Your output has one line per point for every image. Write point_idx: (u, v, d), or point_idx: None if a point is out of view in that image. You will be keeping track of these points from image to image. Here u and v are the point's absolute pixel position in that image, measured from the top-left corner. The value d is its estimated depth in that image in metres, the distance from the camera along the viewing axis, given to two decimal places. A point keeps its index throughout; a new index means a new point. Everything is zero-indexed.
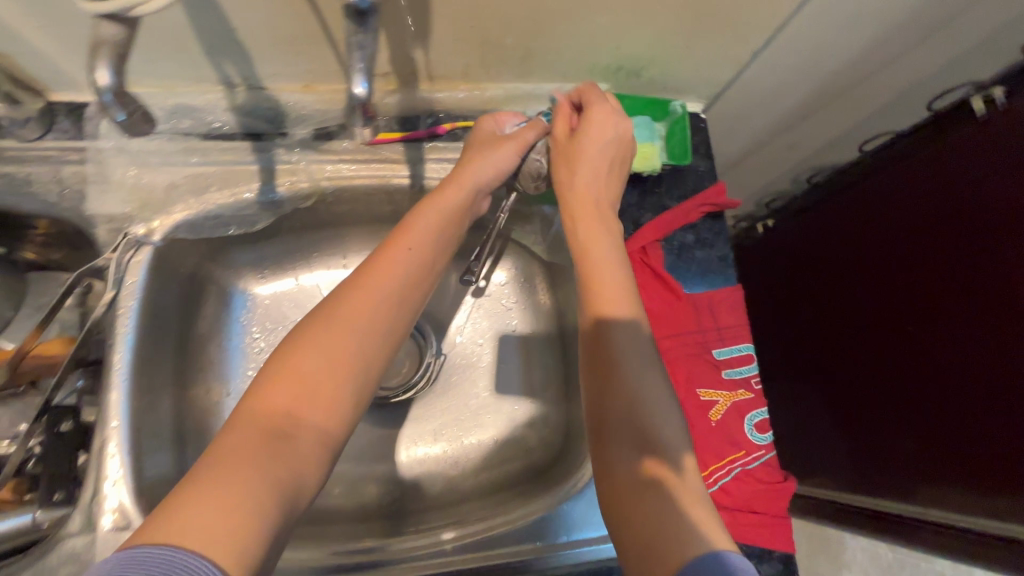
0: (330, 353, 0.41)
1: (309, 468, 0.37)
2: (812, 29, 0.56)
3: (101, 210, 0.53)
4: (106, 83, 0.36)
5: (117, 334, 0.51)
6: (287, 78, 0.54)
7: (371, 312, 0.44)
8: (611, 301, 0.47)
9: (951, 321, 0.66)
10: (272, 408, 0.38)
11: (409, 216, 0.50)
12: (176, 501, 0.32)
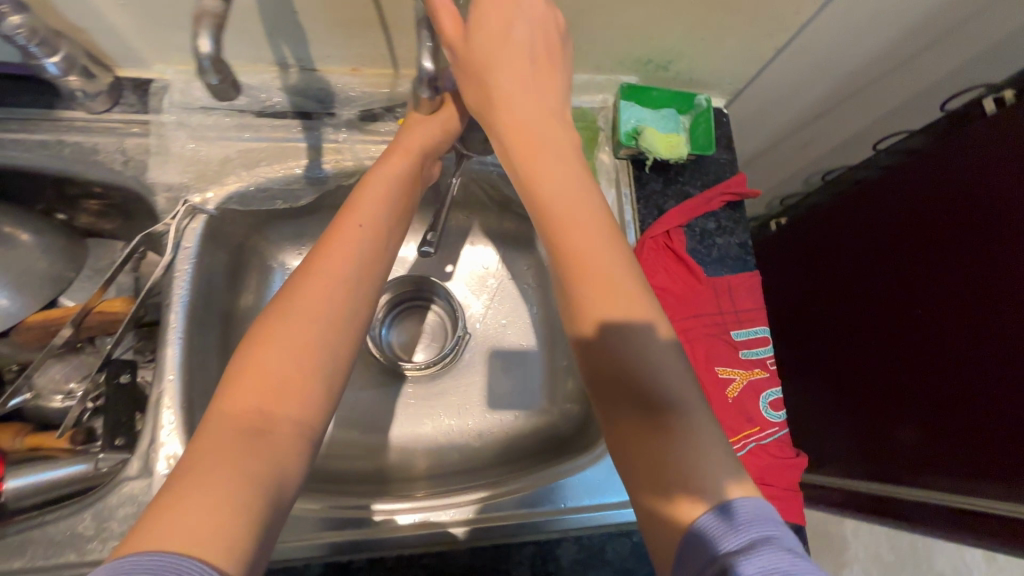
0: (293, 346, 0.38)
1: (292, 460, 0.35)
2: (835, 28, 0.60)
3: (160, 179, 0.57)
4: (209, 50, 0.38)
5: (173, 295, 0.55)
6: (337, 61, 0.58)
7: (330, 288, 0.42)
8: (578, 250, 0.37)
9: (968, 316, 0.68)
10: (241, 409, 0.35)
11: (354, 196, 0.49)
12: (152, 519, 0.30)
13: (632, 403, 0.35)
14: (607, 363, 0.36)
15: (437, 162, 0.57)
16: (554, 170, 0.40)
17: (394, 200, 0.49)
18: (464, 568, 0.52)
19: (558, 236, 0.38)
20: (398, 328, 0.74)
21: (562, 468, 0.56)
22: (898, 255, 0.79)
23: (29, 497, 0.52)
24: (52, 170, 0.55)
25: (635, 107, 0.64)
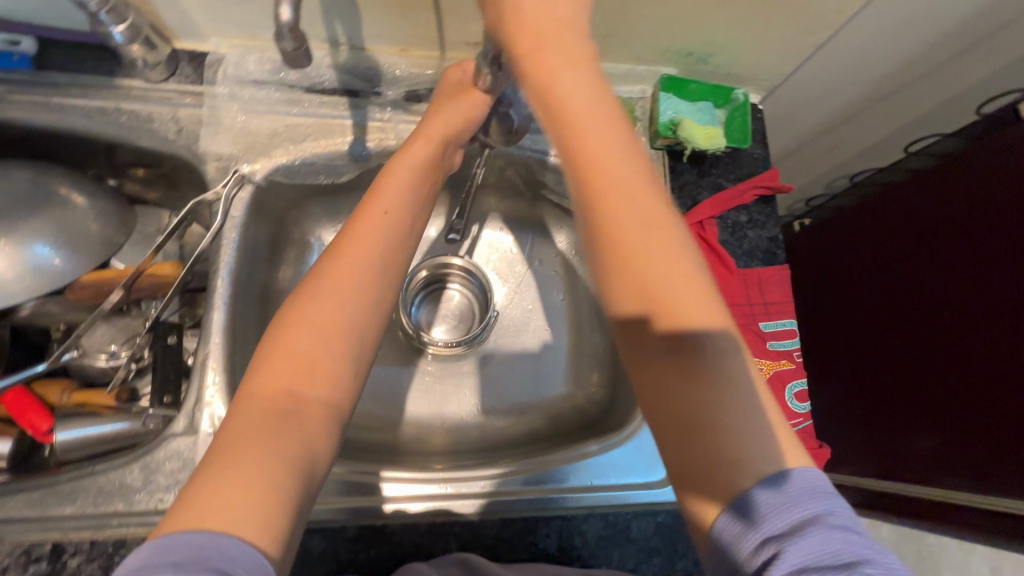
0: (321, 328, 0.39)
1: (321, 440, 0.37)
2: (875, 28, 0.61)
3: (211, 149, 0.59)
4: (290, 17, 0.41)
5: (219, 262, 0.57)
6: (387, 41, 0.59)
7: (355, 272, 0.42)
8: (615, 211, 0.35)
9: (968, 328, 0.67)
10: (272, 390, 0.37)
11: (379, 181, 0.49)
12: (190, 495, 0.31)
13: (668, 367, 0.34)
14: (648, 352, 0.35)
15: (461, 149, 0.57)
16: (608, 143, 0.36)
17: (416, 186, 0.50)
18: (494, 538, 0.53)
19: (612, 221, 0.35)
20: (426, 306, 0.76)
21: (583, 450, 0.58)
22: (904, 260, 0.77)
23: (73, 451, 0.54)
24: (107, 136, 0.57)
25: (673, 99, 0.65)
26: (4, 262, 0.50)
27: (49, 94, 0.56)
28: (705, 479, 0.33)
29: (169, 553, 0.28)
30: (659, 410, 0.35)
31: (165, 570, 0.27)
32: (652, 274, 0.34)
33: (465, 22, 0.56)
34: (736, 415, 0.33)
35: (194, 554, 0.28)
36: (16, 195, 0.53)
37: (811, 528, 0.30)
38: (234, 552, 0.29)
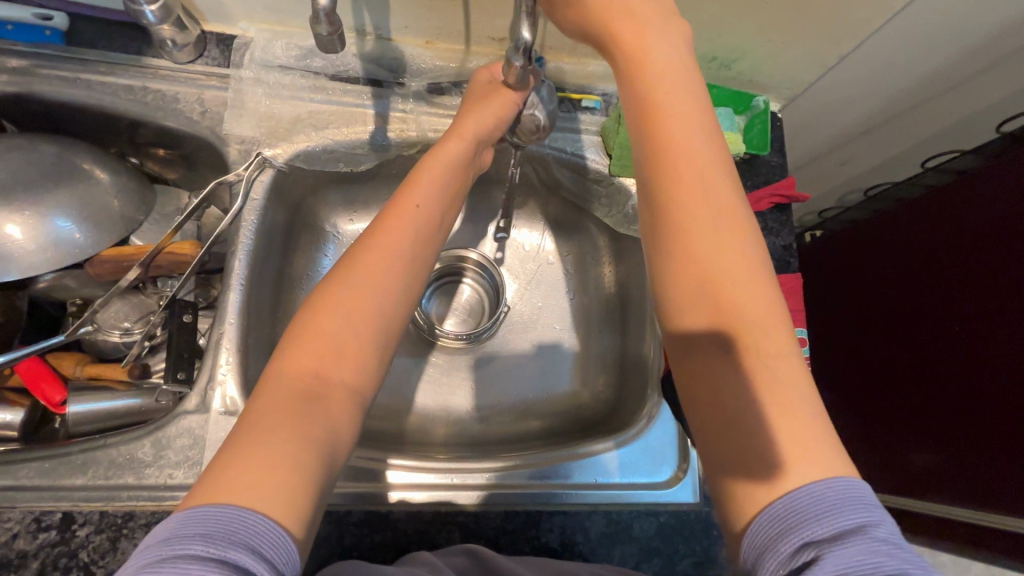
0: (349, 312, 0.40)
1: (345, 422, 0.37)
2: (900, 42, 0.61)
3: (234, 132, 0.59)
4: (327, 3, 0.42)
5: (238, 243, 0.57)
6: (414, 33, 0.60)
7: (387, 260, 0.43)
8: (696, 196, 0.38)
9: (974, 348, 0.67)
10: (298, 371, 0.37)
11: (413, 173, 0.50)
12: (216, 471, 0.32)
13: (715, 361, 0.36)
14: (699, 343, 0.37)
15: (490, 147, 0.58)
16: (696, 150, 0.39)
17: (445, 180, 0.50)
18: (497, 530, 0.53)
19: (689, 221, 0.37)
20: (438, 299, 0.76)
21: (587, 449, 0.59)
22: (910, 278, 0.77)
23: (84, 424, 0.54)
24: (132, 114, 0.58)
25: None
26: (24, 234, 0.51)
27: (77, 70, 0.57)
28: (746, 472, 0.33)
29: (198, 526, 0.29)
30: (705, 400, 0.36)
31: (196, 542, 0.29)
32: (718, 264, 0.37)
33: (492, 17, 0.56)
34: (786, 412, 0.34)
35: (222, 527, 0.29)
36: (39, 166, 0.53)
37: (850, 539, 0.29)
38: (255, 527, 0.30)
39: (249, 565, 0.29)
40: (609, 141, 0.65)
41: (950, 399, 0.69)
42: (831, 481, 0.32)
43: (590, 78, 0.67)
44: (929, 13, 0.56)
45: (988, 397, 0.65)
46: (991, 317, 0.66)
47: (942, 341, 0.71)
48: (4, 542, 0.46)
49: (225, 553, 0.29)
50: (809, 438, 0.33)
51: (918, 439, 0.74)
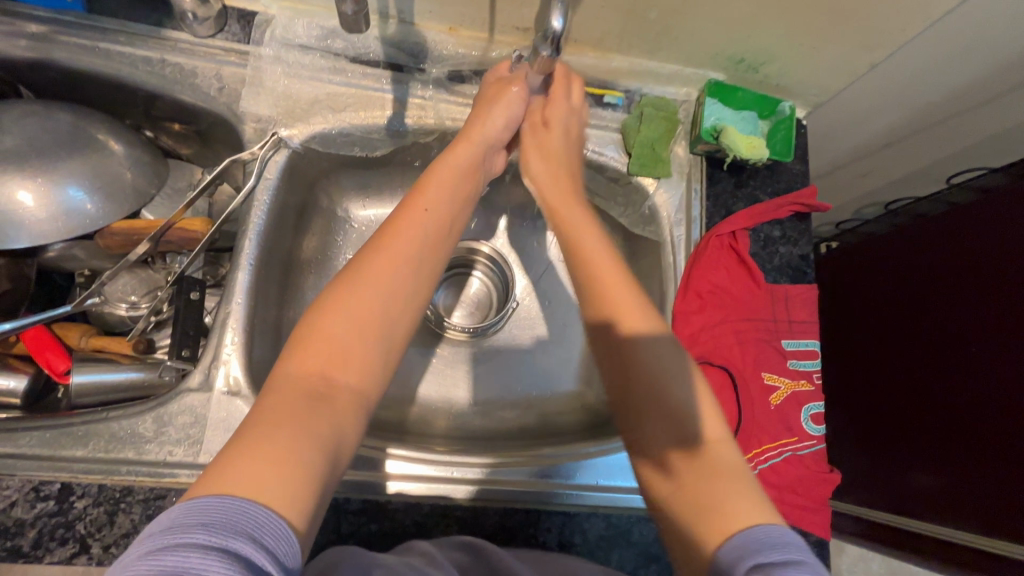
0: (356, 316, 0.39)
1: (351, 425, 0.36)
2: (934, 53, 0.59)
3: (251, 110, 0.58)
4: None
5: (249, 223, 0.57)
6: (437, 18, 0.58)
7: (394, 263, 0.42)
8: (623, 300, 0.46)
9: (978, 371, 0.66)
10: (306, 371, 0.37)
11: (424, 177, 0.49)
12: (223, 462, 0.31)
13: (668, 437, 0.42)
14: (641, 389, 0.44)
15: (501, 152, 0.58)
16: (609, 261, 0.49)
17: (456, 186, 0.50)
18: (494, 527, 0.53)
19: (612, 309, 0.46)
20: (446, 290, 0.76)
21: (590, 449, 0.58)
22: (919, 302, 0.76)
23: (86, 395, 0.54)
24: (149, 86, 0.57)
25: (717, 105, 0.64)
26: (35, 200, 0.50)
27: (97, 39, 0.56)
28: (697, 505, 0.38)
29: (200, 514, 0.28)
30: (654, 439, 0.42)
31: (196, 531, 0.27)
32: (647, 357, 0.44)
33: (518, 7, 0.55)
34: (730, 477, 0.39)
35: (225, 516, 0.28)
36: (54, 134, 0.52)
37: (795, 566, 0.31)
38: (259, 519, 0.29)
39: (252, 555, 0.28)
40: (629, 140, 0.64)
41: (952, 423, 0.69)
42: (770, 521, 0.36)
43: (614, 73, 0.65)
44: (968, 24, 0.55)
45: (988, 422, 0.65)
46: (994, 342, 0.65)
47: (945, 366, 0.71)
48: (3, 509, 0.46)
49: (225, 543, 0.27)
50: (738, 478, 0.39)
51: (921, 461, 0.72)
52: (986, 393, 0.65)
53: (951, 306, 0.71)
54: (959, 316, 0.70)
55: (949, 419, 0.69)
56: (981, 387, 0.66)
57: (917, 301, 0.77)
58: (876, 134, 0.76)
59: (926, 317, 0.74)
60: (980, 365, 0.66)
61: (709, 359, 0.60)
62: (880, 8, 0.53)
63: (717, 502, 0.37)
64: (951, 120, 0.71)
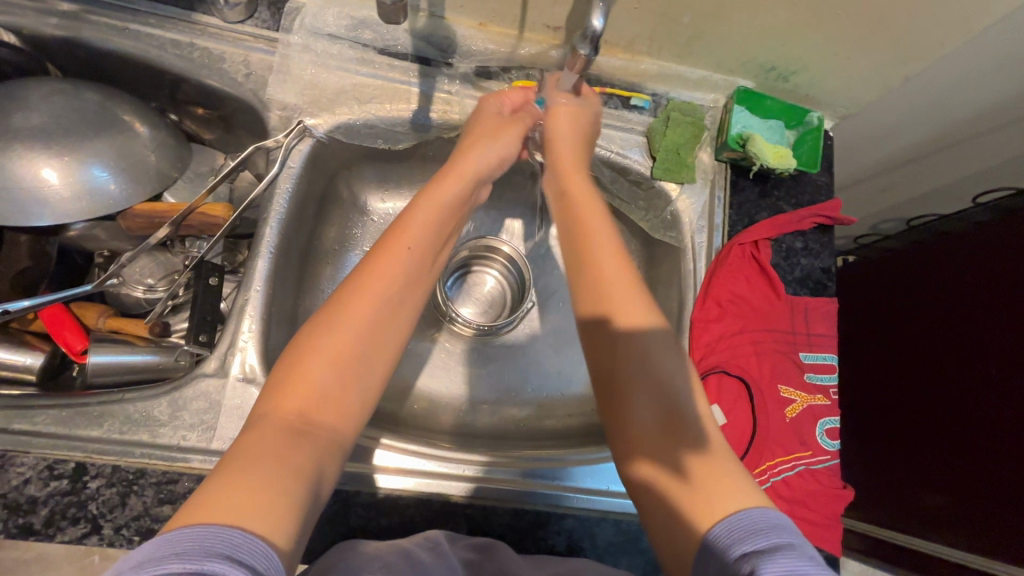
0: (335, 359, 0.39)
1: (328, 463, 0.37)
2: (971, 70, 0.58)
3: (278, 97, 0.58)
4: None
5: (270, 210, 0.57)
6: (468, 14, 0.58)
7: (375, 304, 0.42)
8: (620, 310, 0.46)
9: (981, 401, 0.67)
10: (286, 409, 0.37)
11: (406, 212, 0.48)
12: (207, 492, 0.32)
13: (660, 445, 0.42)
14: (625, 415, 0.44)
15: (486, 186, 0.57)
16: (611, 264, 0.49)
17: (438, 222, 0.49)
18: (504, 527, 0.53)
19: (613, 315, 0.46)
20: (460, 287, 0.75)
21: (602, 454, 0.57)
22: (918, 332, 0.77)
23: (103, 375, 0.53)
24: (176, 69, 0.57)
25: (745, 113, 0.63)
26: (59, 178, 0.50)
27: (128, 21, 0.56)
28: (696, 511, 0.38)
29: (172, 544, 0.28)
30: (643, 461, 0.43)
31: (169, 561, 0.27)
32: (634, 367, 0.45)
33: (551, 5, 0.55)
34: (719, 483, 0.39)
35: (198, 543, 0.28)
36: (81, 113, 0.52)
37: (783, 551, 0.32)
38: (235, 540, 0.29)
39: (230, 572, 0.27)
40: (654, 144, 0.64)
41: (952, 453, 0.69)
42: (752, 508, 0.36)
43: (642, 76, 0.65)
44: (1008, 41, 0.54)
45: (987, 453, 0.65)
46: (997, 373, 0.65)
47: (948, 394, 0.71)
48: (16, 486, 0.46)
49: (203, 565, 0.27)
50: (731, 475, 0.39)
51: (920, 479, 0.72)
52: (988, 424, 0.65)
53: (956, 335, 0.72)
54: (965, 345, 0.70)
55: (949, 447, 0.69)
56: (983, 417, 0.66)
57: (917, 331, 0.77)
58: (903, 150, 0.75)
59: (932, 345, 0.75)
60: (977, 391, 0.67)
61: (726, 368, 0.59)
62: (920, 22, 0.52)
63: (698, 509, 0.38)
64: (982, 138, 0.70)
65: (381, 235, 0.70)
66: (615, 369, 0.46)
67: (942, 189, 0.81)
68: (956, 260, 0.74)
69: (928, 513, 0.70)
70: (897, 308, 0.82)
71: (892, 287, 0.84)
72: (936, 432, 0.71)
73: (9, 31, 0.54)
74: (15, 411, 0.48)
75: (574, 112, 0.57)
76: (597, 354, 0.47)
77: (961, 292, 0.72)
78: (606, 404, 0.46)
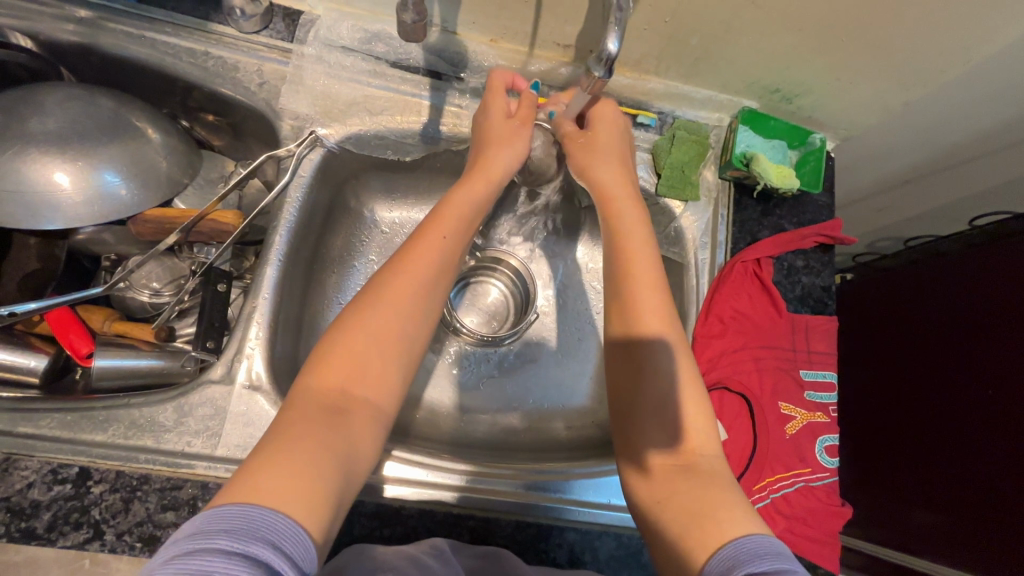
0: (374, 343, 0.41)
1: (366, 438, 0.39)
2: (971, 96, 0.60)
3: (290, 107, 0.59)
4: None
5: (281, 218, 0.58)
6: (480, 30, 0.59)
7: (412, 292, 0.44)
8: (650, 313, 0.48)
9: (972, 422, 0.68)
10: (326, 386, 0.39)
11: (433, 211, 0.49)
12: (245, 476, 0.33)
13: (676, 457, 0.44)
14: (638, 425, 0.46)
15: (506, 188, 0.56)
16: (649, 279, 0.49)
17: (467, 213, 0.50)
18: (507, 538, 0.53)
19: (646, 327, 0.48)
20: (464, 297, 0.75)
21: (603, 467, 0.58)
22: (914, 345, 0.79)
23: (107, 380, 0.54)
24: (190, 77, 0.58)
25: (748, 132, 0.64)
26: (71, 183, 0.51)
27: (144, 28, 0.57)
28: (694, 533, 0.38)
29: (221, 521, 0.29)
30: (652, 465, 0.44)
31: (218, 537, 0.29)
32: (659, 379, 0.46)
33: (563, 24, 0.56)
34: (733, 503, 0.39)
35: (245, 523, 0.30)
36: (96, 119, 0.53)
37: None
38: (279, 526, 0.30)
39: (270, 558, 0.29)
40: (660, 161, 0.65)
41: (940, 468, 0.70)
42: (756, 535, 0.37)
43: (648, 94, 0.66)
44: (1005, 69, 0.55)
45: (973, 471, 0.66)
46: (992, 395, 0.66)
47: (941, 414, 0.72)
48: (20, 489, 0.46)
49: (246, 547, 0.29)
50: (734, 496, 0.40)
51: (918, 495, 0.73)
52: (976, 440, 0.67)
53: (952, 352, 0.73)
54: (961, 360, 0.71)
55: (937, 465, 0.71)
56: (975, 427, 0.67)
57: (913, 344, 0.79)
58: (902, 172, 0.77)
59: (927, 361, 0.76)
60: (969, 403, 0.69)
61: (727, 384, 0.60)
62: (921, 50, 0.54)
63: (709, 520, 0.38)
64: (978, 162, 0.71)
65: (388, 244, 0.70)
66: (641, 376, 0.47)
67: (938, 211, 0.82)
68: (947, 276, 0.76)
69: (927, 531, 0.70)
70: (891, 323, 0.84)
71: (886, 302, 0.86)
72: (924, 450, 0.73)
73: (27, 37, 0.55)
74: (19, 413, 0.48)
75: (614, 126, 0.57)
76: (620, 363, 0.48)
77: (953, 306, 0.74)
78: (620, 417, 0.48)
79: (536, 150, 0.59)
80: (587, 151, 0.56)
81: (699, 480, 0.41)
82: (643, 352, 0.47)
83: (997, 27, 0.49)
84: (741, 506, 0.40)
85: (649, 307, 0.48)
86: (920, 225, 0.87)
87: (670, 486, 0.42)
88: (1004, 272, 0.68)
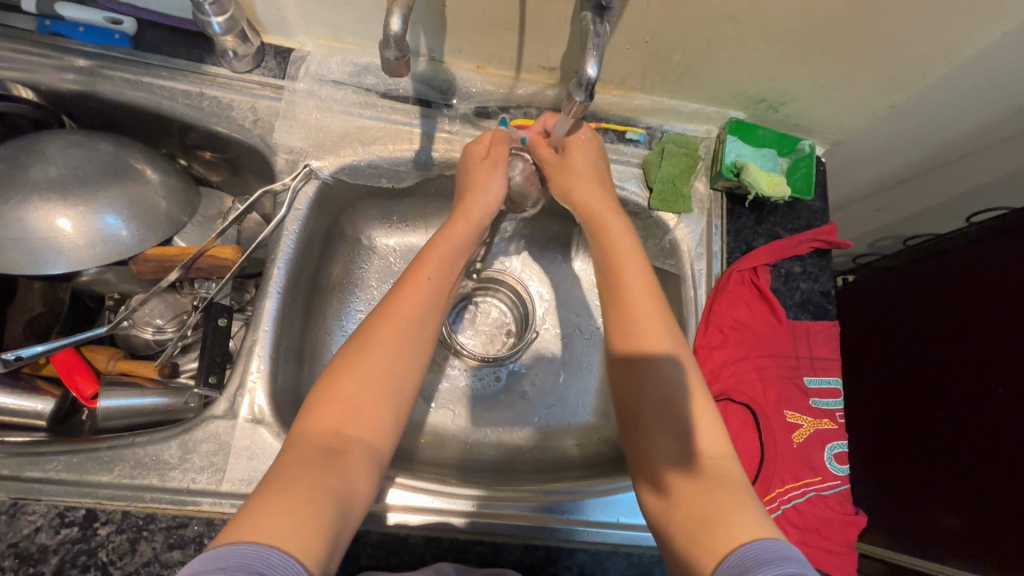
0: (368, 376, 0.42)
1: (364, 477, 0.39)
2: (956, 96, 0.60)
3: (284, 142, 0.60)
4: (398, 29, 0.41)
5: (277, 251, 0.58)
6: (466, 58, 0.60)
7: (401, 335, 0.45)
8: (645, 336, 0.48)
9: (988, 419, 0.66)
10: (327, 429, 0.40)
11: (424, 251, 0.51)
12: (250, 515, 0.33)
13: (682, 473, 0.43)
14: (645, 446, 0.45)
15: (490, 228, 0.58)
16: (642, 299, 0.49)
17: (455, 256, 0.51)
18: (516, 562, 0.52)
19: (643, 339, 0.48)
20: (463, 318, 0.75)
21: (610, 485, 0.57)
22: (914, 349, 0.78)
23: (113, 419, 0.54)
24: (186, 118, 0.59)
25: (737, 142, 0.65)
26: (74, 227, 0.51)
27: (140, 73, 0.59)
28: (700, 542, 0.38)
29: (220, 559, 0.30)
30: (664, 486, 0.43)
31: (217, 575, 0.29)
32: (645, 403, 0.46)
33: (547, 47, 0.57)
34: (737, 507, 0.39)
35: (242, 560, 0.30)
36: (95, 163, 0.54)
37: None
38: (276, 561, 0.30)
39: None
40: (649, 174, 0.65)
41: (961, 468, 0.68)
42: (761, 538, 0.36)
43: (636, 110, 0.67)
44: (988, 69, 0.55)
45: (989, 470, 0.65)
46: (1003, 390, 0.65)
47: (956, 413, 0.70)
48: (28, 534, 0.46)
49: None
50: (732, 493, 0.40)
51: (937, 499, 0.71)
52: (987, 440, 0.66)
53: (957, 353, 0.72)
54: (965, 359, 0.70)
55: (956, 465, 0.69)
56: (984, 425, 0.67)
57: (915, 348, 0.78)
58: (895, 172, 0.77)
59: (929, 364, 0.75)
60: (977, 402, 0.68)
61: (731, 395, 0.60)
62: (901, 54, 0.54)
63: (716, 533, 0.38)
64: (971, 159, 0.71)
65: (386, 270, 0.71)
66: (634, 393, 0.47)
67: (935, 209, 0.82)
68: (942, 279, 0.77)
69: (954, 537, 0.68)
70: (892, 330, 0.83)
71: (887, 307, 0.85)
72: (943, 451, 0.71)
73: (27, 88, 0.57)
74: (26, 458, 0.49)
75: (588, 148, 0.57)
76: (617, 385, 0.49)
77: (951, 309, 0.74)
78: (627, 427, 0.48)
79: (516, 176, 0.60)
80: (564, 175, 0.57)
81: (703, 495, 0.41)
82: (648, 371, 0.47)
83: (977, 30, 0.50)
84: (747, 510, 0.39)
85: (649, 328, 0.48)
86: (917, 224, 0.87)
87: (680, 507, 0.41)
88: (997, 269, 0.69)
